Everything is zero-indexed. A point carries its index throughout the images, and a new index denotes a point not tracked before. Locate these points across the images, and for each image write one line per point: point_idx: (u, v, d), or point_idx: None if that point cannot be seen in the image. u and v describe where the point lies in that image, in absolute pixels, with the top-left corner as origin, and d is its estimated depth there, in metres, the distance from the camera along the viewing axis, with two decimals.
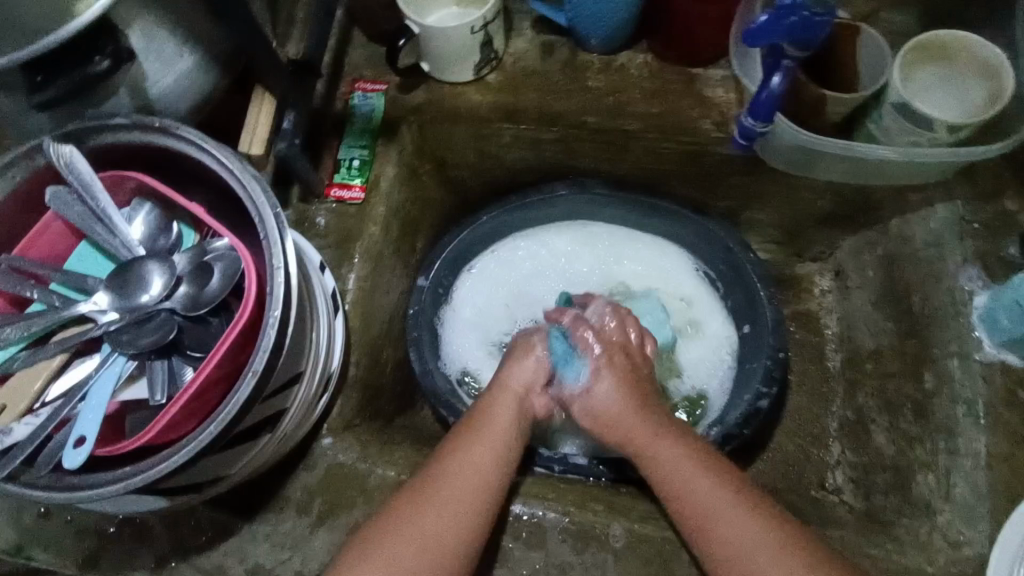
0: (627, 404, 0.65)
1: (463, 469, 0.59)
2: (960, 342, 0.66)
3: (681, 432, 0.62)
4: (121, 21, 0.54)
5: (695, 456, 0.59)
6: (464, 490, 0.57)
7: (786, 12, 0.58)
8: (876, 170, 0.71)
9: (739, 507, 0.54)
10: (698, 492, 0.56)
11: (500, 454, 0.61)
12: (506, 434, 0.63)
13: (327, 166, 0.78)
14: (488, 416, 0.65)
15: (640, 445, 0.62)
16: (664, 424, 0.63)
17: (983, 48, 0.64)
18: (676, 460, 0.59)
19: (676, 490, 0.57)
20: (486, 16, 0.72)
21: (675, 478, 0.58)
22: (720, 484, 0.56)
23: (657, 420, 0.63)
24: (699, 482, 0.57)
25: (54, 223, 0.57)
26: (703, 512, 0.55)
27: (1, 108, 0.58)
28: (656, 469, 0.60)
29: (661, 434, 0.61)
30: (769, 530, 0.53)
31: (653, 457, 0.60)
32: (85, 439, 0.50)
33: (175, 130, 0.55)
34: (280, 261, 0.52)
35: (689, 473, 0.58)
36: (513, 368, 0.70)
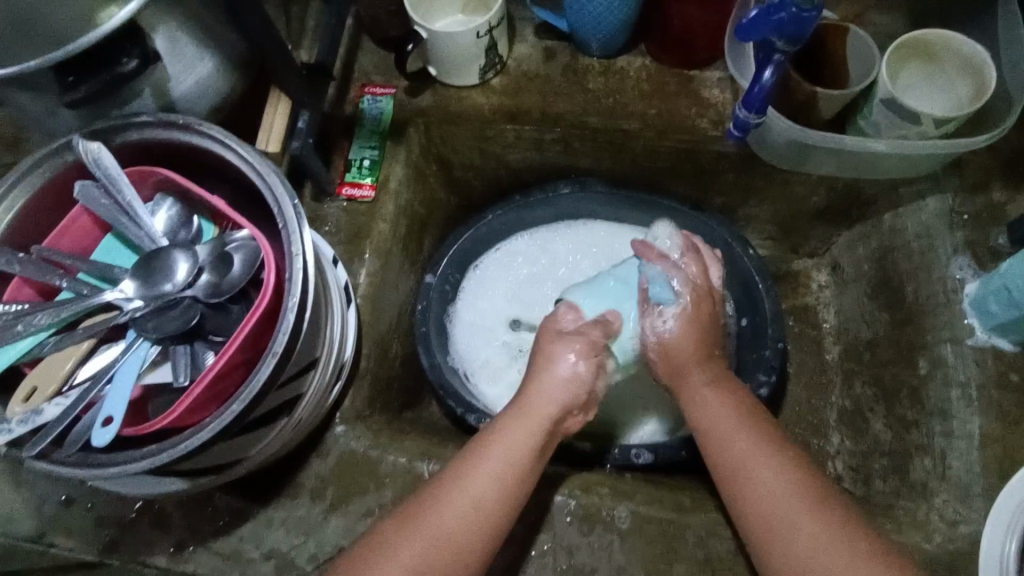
0: (686, 351, 0.65)
1: (474, 485, 0.56)
2: (952, 328, 0.68)
3: (729, 383, 0.64)
4: (147, 26, 0.57)
5: (738, 408, 0.61)
6: (471, 508, 0.55)
7: (775, 9, 0.61)
8: (867, 164, 0.74)
9: (775, 460, 0.56)
10: (736, 443, 0.58)
11: (513, 475, 0.58)
12: (522, 454, 0.59)
13: (338, 166, 0.81)
14: (505, 428, 0.60)
15: (682, 389, 0.64)
16: (714, 375, 0.64)
17: (967, 46, 0.67)
18: (719, 409, 0.61)
19: (718, 435, 0.59)
20: (491, 22, 0.75)
21: (718, 425, 0.60)
22: (760, 439, 0.58)
23: (712, 364, 0.65)
24: (739, 433, 0.58)
25: (81, 217, 0.60)
26: (737, 462, 0.57)
27: (31, 109, 0.61)
28: (698, 414, 0.62)
29: (705, 383, 0.63)
30: (801, 483, 0.54)
31: (695, 403, 0.63)
32: (113, 418, 0.52)
33: (199, 127, 0.58)
34: (298, 248, 0.55)
35: (731, 425, 0.59)
36: (544, 380, 0.63)
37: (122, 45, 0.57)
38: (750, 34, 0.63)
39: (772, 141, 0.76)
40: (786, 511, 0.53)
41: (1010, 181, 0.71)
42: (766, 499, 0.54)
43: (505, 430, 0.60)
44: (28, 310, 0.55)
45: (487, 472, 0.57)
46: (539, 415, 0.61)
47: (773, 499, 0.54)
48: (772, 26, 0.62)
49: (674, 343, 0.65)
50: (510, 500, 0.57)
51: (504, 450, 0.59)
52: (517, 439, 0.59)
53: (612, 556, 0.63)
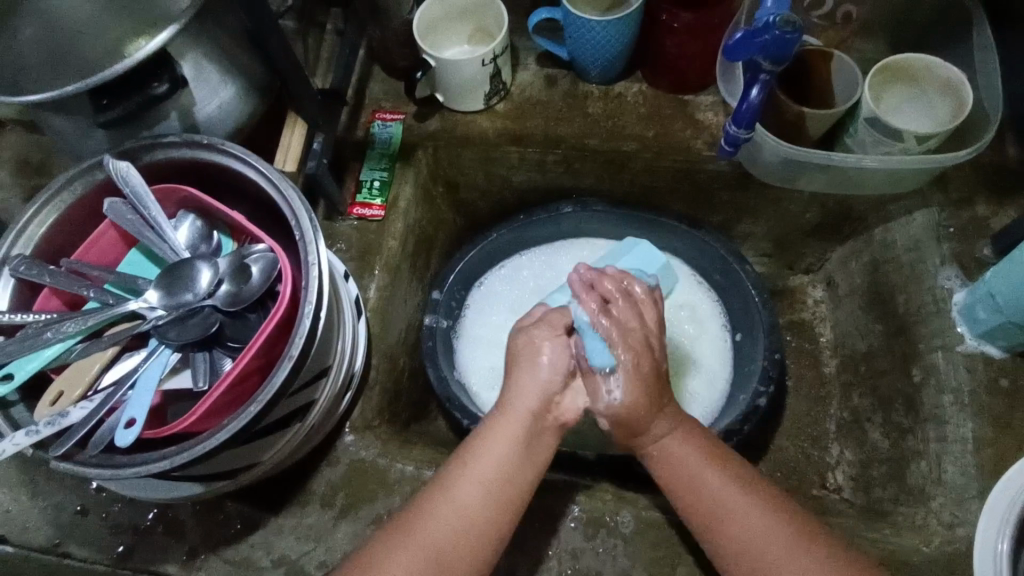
0: (644, 405, 0.60)
1: (464, 488, 0.57)
2: (943, 336, 0.70)
3: (691, 424, 0.62)
4: (176, 53, 0.62)
5: (703, 453, 0.60)
6: (463, 516, 0.55)
7: (761, 30, 0.65)
8: (854, 180, 0.78)
9: (753, 501, 0.56)
10: (707, 490, 0.57)
11: (504, 477, 0.58)
12: (511, 460, 0.58)
13: (349, 187, 0.85)
14: (488, 431, 0.60)
15: (646, 441, 0.62)
16: (674, 417, 0.62)
17: (944, 68, 0.71)
18: (687, 456, 0.60)
19: (681, 485, 0.58)
20: (495, 50, 0.79)
21: (686, 472, 0.59)
22: (734, 481, 0.57)
23: (669, 410, 0.62)
24: (710, 481, 0.57)
25: (109, 231, 0.63)
26: (715, 506, 0.56)
27: (63, 132, 0.65)
28: (667, 467, 0.60)
29: (666, 426, 0.61)
30: (775, 522, 0.54)
31: (664, 451, 0.61)
32: (135, 420, 0.54)
33: (222, 146, 0.62)
34: (314, 257, 0.58)
35: (696, 469, 0.58)
36: (521, 380, 0.63)
37: (154, 72, 0.61)
38: (737, 54, 0.67)
39: (763, 158, 0.79)
40: (767, 555, 0.53)
41: (992, 196, 0.74)
42: (751, 544, 0.54)
43: (487, 432, 0.60)
44: (57, 318, 0.58)
45: (474, 475, 0.57)
46: (521, 412, 0.61)
47: (758, 547, 0.53)
48: (758, 48, 0.66)
49: (626, 408, 0.60)
50: (508, 500, 0.57)
51: (493, 452, 0.58)
52: (501, 438, 0.59)
53: (616, 560, 0.64)
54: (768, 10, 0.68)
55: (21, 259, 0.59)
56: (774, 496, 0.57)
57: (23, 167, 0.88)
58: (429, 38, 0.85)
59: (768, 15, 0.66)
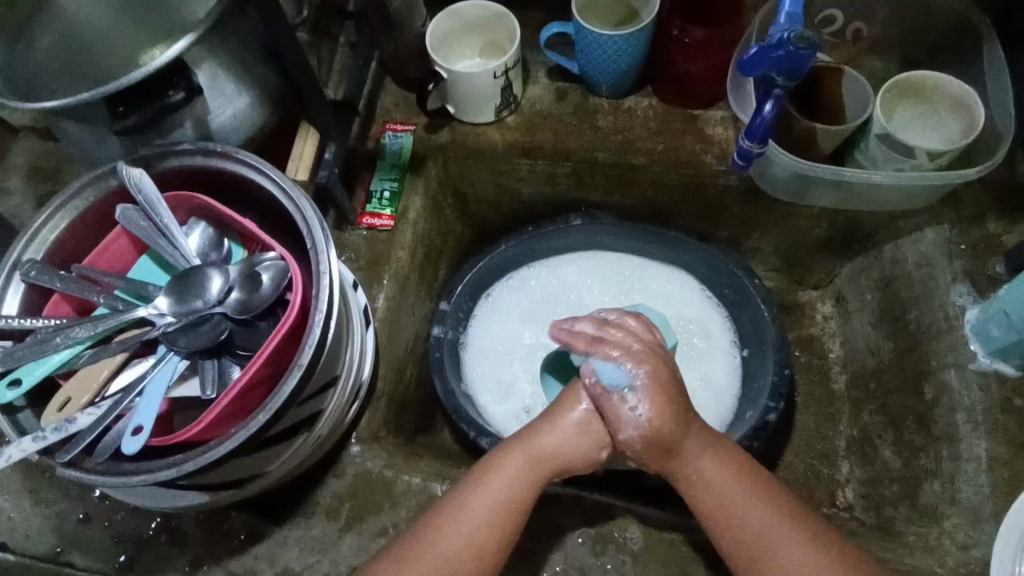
0: (671, 429, 0.58)
1: (453, 530, 0.56)
2: (955, 354, 0.69)
3: (720, 444, 0.60)
4: (192, 62, 0.62)
5: (741, 479, 0.58)
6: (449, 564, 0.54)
7: (774, 46, 0.65)
8: (864, 196, 0.78)
9: (793, 532, 0.54)
10: (749, 518, 0.55)
11: (504, 516, 0.57)
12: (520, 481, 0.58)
13: (359, 197, 0.85)
14: (507, 459, 0.59)
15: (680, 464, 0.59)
16: (708, 439, 0.60)
17: (955, 86, 0.71)
18: (724, 478, 0.58)
19: (722, 510, 0.56)
20: (507, 63, 0.79)
21: (724, 497, 0.57)
22: (774, 507, 0.56)
23: (699, 428, 0.60)
24: (749, 511, 0.56)
25: (121, 237, 0.64)
26: (756, 537, 0.54)
27: (77, 138, 0.65)
28: (701, 491, 0.58)
29: (699, 446, 0.59)
30: (819, 561, 0.53)
31: (697, 475, 0.58)
32: (143, 428, 0.54)
33: (235, 154, 0.62)
34: (325, 266, 0.58)
35: (736, 494, 0.57)
36: (556, 422, 0.62)
37: (170, 80, 0.61)
38: (751, 70, 0.67)
39: (773, 173, 0.80)
40: None
41: (1004, 213, 0.74)
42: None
43: (502, 463, 0.60)
44: (66, 324, 0.58)
45: (481, 499, 0.57)
46: (542, 448, 0.60)
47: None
48: (772, 64, 0.66)
49: (653, 426, 0.58)
50: (496, 543, 0.56)
51: (503, 476, 0.58)
52: (513, 468, 0.59)
53: None
54: (782, 25, 0.68)
55: (33, 265, 0.59)
56: (812, 526, 0.55)
57: (35, 173, 0.88)
58: (441, 51, 0.86)
59: (780, 31, 0.67)
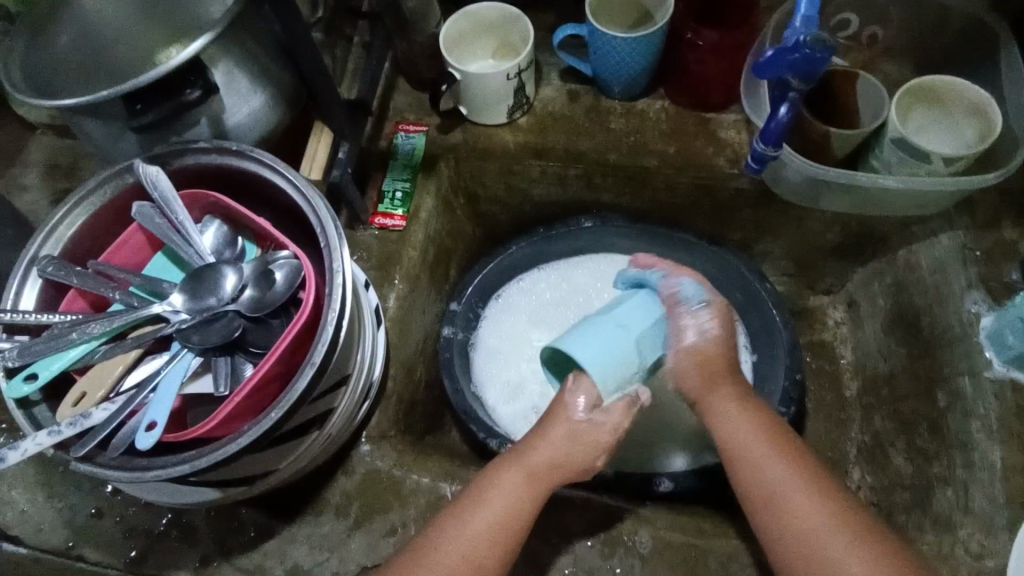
0: (717, 358, 0.63)
1: (478, 521, 0.57)
2: (970, 360, 0.69)
3: (754, 403, 0.63)
4: (209, 61, 0.63)
5: (767, 433, 0.60)
6: (491, 516, 0.57)
7: (791, 49, 0.65)
8: (877, 200, 0.77)
9: (807, 487, 0.55)
10: (768, 469, 0.57)
11: (504, 532, 0.57)
12: (509, 502, 0.58)
13: (371, 197, 0.85)
14: (506, 475, 0.59)
15: (707, 408, 0.62)
16: (737, 393, 0.63)
17: (971, 90, 0.71)
18: (747, 431, 0.60)
19: (741, 454, 0.59)
20: (520, 65, 0.80)
21: (745, 445, 0.59)
22: (791, 465, 0.57)
23: (733, 380, 0.63)
24: (768, 459, 0.57)
25: (137, 234, 0.64)
26: (772, 485, 0.56)
27: (94, 136, 0.66)
28: (723, 434, 0.61)
29: (727, 400, 0.62)
30: (835, 514, 0.54)
31: (722, 423, 0.61)
32: (156, 423, 0.54)
33: (251, 152, 0.62)
34: (339, 264, 0.58)
35: (755, 445, 0.59)
36: (551, 430, 0.60)
37: (187, 78, 0.61)
38: (767, 72, 0.67)
39: (786, 177, 0.79)
40: (827, 544, 0.52)
41: (1020, 219, 0.73)
42: (799, 527, 0.54)
43: (499, 478, 0.59)
44: (82, 319, 0.59)
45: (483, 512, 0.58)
46: (538, 463, 0.59)
47: (819, 540, 0.53)
48: (788, 65, 0.66)
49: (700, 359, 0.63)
50: (498, 563, 0.56)
51: (501, 493, 0.58)
52: (511, 485, 0.58)
53: None
54: (797, 29, 0.68)
55: (50, 260, 0.60)
56: (831, 484, 0.56)
57: (52, 169, 0.89)
58: (454, 52, 0.86)
59: (797, 34, 0.67)
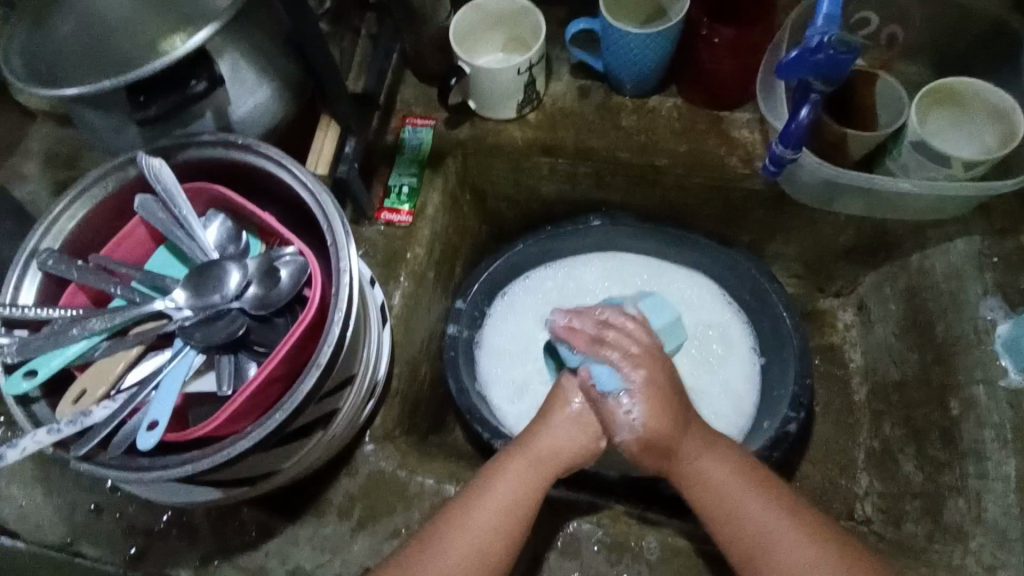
0: (674, 421, 0.60)
1: (455, 555, 0.54)
2: (984, 369, 0.68)
3: (724, 445, 0.62)
4: (215, 52, 0.61)
5: (740, 477, 0.59)
6: (463, 563, 0.54)
7: (815, 49, 0.64)
8: (893, 204, 0.76)
9: (792, 528, 0.55)
10: (750, 515, 0.56)
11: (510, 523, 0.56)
12: (508, 496, 0.57)
13: (377, 192, 0.84)
14: (511, 466, 0.60)
15: (677, 460, 0.60)
16: (708, 438, 0.61)
17: (994, 93, 0.69)
18: (722, 475, 0.59)
19: (721, 505, 0.58)
20: (531, 59, 0.78)
21: (723, 491, 0.58)
22: (772, 507, 0.57)
23: (699, 430, 0.61)
24: (746, 500, 0.57)
25: (140, 228, 0.63)
26: (756, 533, 0.56)
27: (96, 126, 0.65)
28: (698, 486, 0.59)
29: (700, 447, 0.60)
30: (823, 555, 0.54)
31: (695, 473, 0.60)
32: (158, 422, 0.53)
33: (257, 147, 0.61)
34: (346, 263, 0.57)
35: (734, 489, 0.58)
36: (551, 421, 0.63)
37: (192, 70, 0.60)
38: (790, 73, 0.66)
39: (801, 179, 0.78)
40: None
41: None
42: (789, 574, 0.54)
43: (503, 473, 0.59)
44: (83, 315, 0.57)
45: (463, 543, 0.55)
46: (540, 451, 0.61)
47: None
48: (810, 67, 0.65)
49: (652, 425, 0.59)
50: (502, 555, 0.55)
51: (504, 492, 0.58)
52: (516, 474, 0.59)
53: None
54: (819, 28, 0.65)
55: (51, 253, 0.58)
56: (813, 520, 0.57)
57: (52, 159, 0.88)
58: (464, 45, 0.84)
59: (818, 33, 0.65)
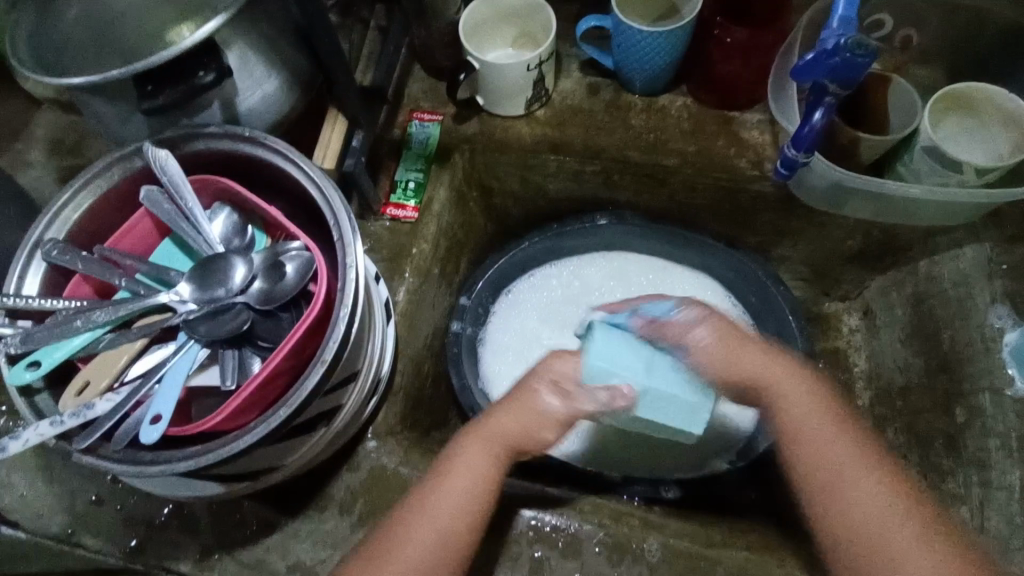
0: (725, 334, 0.63)
1: (431, 513, 0.57)
2: (991, 378, 0.67)
3: (810, 379, 0.63)
4: (223, 43, 0.61)
5: (825, 412, 0.61)
6: (436, 528, 0.56)
7: (830, 53, 0.63)
8: (903, 209, 0.75)
9: (870, 470, 0.57)
10: (836, 449, 0.59)
11: (457, 522, 0.57)
12: (460, 494, 0.58)
13: (383, 186, 0.83)
14: (468, 448, 0.59)
15: (775, 394, 0.62)
16: (806, 380, 0.62)
17: (1008, 99, 0.68)
18: (809, 409, 0.61)
19: (807, 439, 0.60)
20: (541, 56, 0.77)
21: (811, 431, 0.60)
22: (859, 448, 0.59)
23: (782, 361, 0.63)
24: (835, 437, 0.59)
25: (145, 219, 0.63)
26: (841, 465, 0.58)
27: (102, 115, 0.64)
28: (788, 415, 0.61)
29: (793, 382, 0.62)
30: (893, 493, 0.56)
31: (789, 402, 0.61)
32: (162, 416, 0.53)
33: (263, 140, 0.60)
34: (352, 259, 0.56)
35: (822, 427, 0.60)
36: (511, 407, 0.59)
37: (201, 60, 0.59)
38: (806, 76, 0.66)
39: (812, 182, 0.77)
40: (886, 530, 0.55)
41: None
42: (863, 513, 0.56)
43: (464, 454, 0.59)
44: (87, 307, 0.57)
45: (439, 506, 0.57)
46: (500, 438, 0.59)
47: (874, 517, 0.56)
48: (827, 70, 0.64)
49: (709, 350, 0.62)
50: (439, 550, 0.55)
51: (455, 488, 0.58)
52: (475, 459, 0.58)
53: None
54: (834, 31, 0.66)
55: (55, 244, 0.58)
56: (887, 462, 0.59)
57: (57, 146, 0.87)
58: (473, 40, 0.83)
59: (835, 36, 0.65)
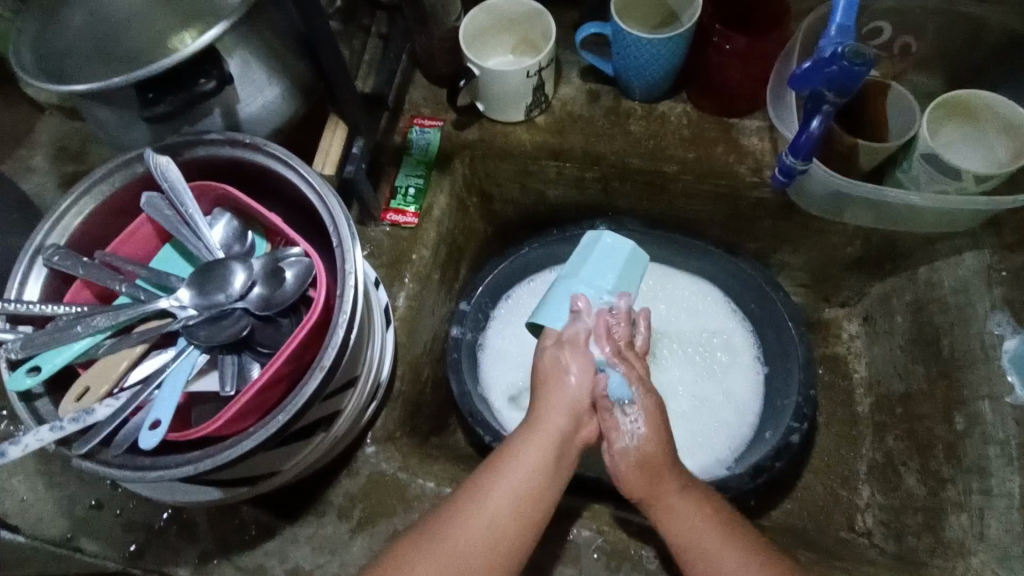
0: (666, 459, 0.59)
1: (485, 517, 0.53)
2: (990, 385, 0.67)
3: (703, 492, 0.59)
4: (225, 51, 0.61)
5: (721, 524, 0.57)
6: (480, 536, 0.52)
7: (827, 62, 0.64)
8: (902, 216, 0.75)
9: None
10: (726, 571, 0.54)
11: (524, 507, 0.55)
12: (532, 482, 0.56)
13: (384, 192, 0.84)
14: (521, 446, 0.58)
15: (659, 500, 0.58)
16: (692, 488, 0.59)
17: (1006, 107, 0.69)
18: (695, 519, 0.57)
19: (691, 552, 0.55)
20: (541, 63, 0.77)
21: (694, 542, 0.56)
22: (759, 562, 0.54)
23: (683, 470, 0.60)
24: (720, 548, 0.55)
25: (145, 225, 0.63)
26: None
27: (105, 122, 0.65)
28: (673, 524, 0.57)
29: (681, 491, 0.58)
30: None
31: (672, 514, 0.57)
32: (161, 422, 0.53)
33: (264, 146, 0.61)
34: (351, 266, 0.56)
35: (711, 538, 0.56)
36: (548, 392, 0.62)
37: (202, 68, 0.60)
38: (804, 84, 0.66)
39: (811, 189, 0.77)
40: None
41: None
42: None
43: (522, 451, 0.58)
44: (88, 312, 0.57)
45: (497, 499, 0.55)
46: (551, 431, 0.59)
47: None
48: (825, 79, 0.65)
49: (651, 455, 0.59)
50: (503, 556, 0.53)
51: (504, 492, 0.55)
52: (532, 458, 0.57)
53: None
54: (832, 39, 0.66)
55: (56, 249, 0.58)
56: None
57: (60, 152, 0.88)
58: (473, 47, 0.84)
59: (833, 44, 0.65)
